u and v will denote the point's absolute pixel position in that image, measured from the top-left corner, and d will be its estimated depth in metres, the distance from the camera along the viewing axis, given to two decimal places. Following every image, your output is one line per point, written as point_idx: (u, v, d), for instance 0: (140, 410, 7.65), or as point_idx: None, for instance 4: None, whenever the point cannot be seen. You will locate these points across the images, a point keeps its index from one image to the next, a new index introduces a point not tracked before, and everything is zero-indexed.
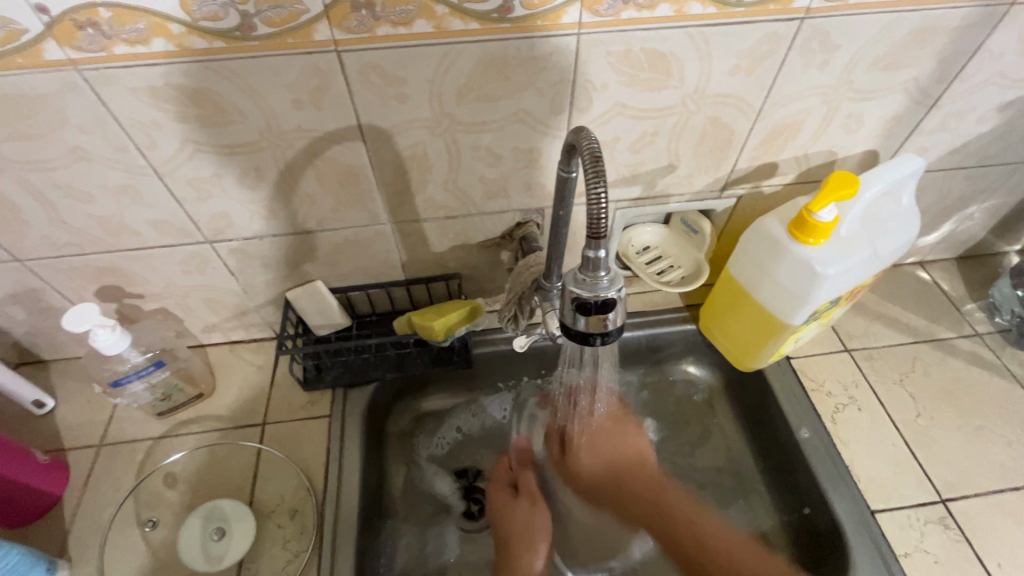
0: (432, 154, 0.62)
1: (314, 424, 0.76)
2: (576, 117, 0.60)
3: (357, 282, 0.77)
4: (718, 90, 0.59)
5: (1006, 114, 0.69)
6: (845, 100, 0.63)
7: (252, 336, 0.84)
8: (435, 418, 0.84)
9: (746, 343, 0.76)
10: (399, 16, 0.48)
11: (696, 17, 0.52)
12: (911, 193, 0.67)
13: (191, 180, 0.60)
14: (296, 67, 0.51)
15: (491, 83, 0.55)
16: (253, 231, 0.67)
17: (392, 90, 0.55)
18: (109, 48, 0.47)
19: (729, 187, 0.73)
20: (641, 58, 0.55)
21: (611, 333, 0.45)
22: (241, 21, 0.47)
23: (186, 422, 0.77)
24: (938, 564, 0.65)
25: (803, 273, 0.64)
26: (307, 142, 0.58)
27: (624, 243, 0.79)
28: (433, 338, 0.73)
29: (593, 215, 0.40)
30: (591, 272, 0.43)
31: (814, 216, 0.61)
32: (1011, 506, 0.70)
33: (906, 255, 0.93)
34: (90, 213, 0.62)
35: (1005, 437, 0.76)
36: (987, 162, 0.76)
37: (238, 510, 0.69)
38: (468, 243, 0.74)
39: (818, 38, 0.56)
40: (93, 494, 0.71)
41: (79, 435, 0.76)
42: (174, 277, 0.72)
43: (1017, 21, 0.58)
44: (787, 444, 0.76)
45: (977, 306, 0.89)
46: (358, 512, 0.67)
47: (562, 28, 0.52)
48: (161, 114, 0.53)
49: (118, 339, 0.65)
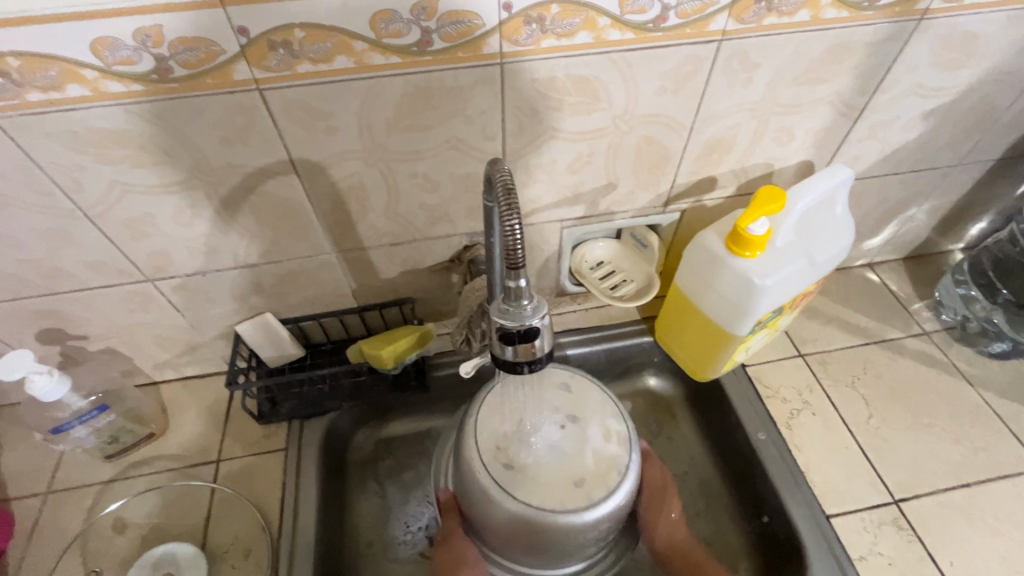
0: (370, 183, 0.62)
1: (268, 458, 0.74)
2: (510, 142, 0.61)
3: (308, 312, 0.77)
4: (647, 110, 0.61)
5: (930, 122, 0.71)
6: (772, 115, 0.64)
7: (205, 371, 0.82)
8: (398, 443, 0.82)
9: (698, 354, 0.77)
10: (318, 53, 0.49)
11: (615, 42, 0.54)
12: (844, 202, 0.69)
13: (124, 221, 0.59)
14: (219, 107, 0.51)
15: (419, 113, 0.56)
16: (194, 268, 0.66)
17: (321, 124, 0.55)
18: (22, 96, 0.47)
19: (672, 202, 0.74)
20: (566, 83, 0.56)
21: (539, 360, 0.45)
22: (157, 64, 0.47)
23: (136, 464, 0.75)
24: (892, 566, 0.66)
25: (744, 285, 0.65)
26: (240, 178, 0.58)
27: (576, 260, 0.79)
28: (383, 366, 0.74)
29: (509, 245, 0.40)
30: (514, 301, 0.43)
31: (747, 230, 0.63)
32: (960, 502, 0.71)
33: (855, 258, 0.95)
34: (20, 258, 0.61)
35: (954, 435, 0.77)
36: (919, 167, 0.78)
37: (188, 554, 0.66)
38: (418, 268, 0.74)
39: (737, 58, 0.57)
40: (38, 545, 0.68)
41: (25, 484, 0.73)
42: (116, 317, 0.70)
43: (926, 35, 0.60)
44: (746, 451, 0.76)
45: (924, 305, 0.91)
46: (313, 547, 0.66)
47: (485, 58, 0.52)
48: (84, 158, 0.53)
49: (56, 385, 0.64)
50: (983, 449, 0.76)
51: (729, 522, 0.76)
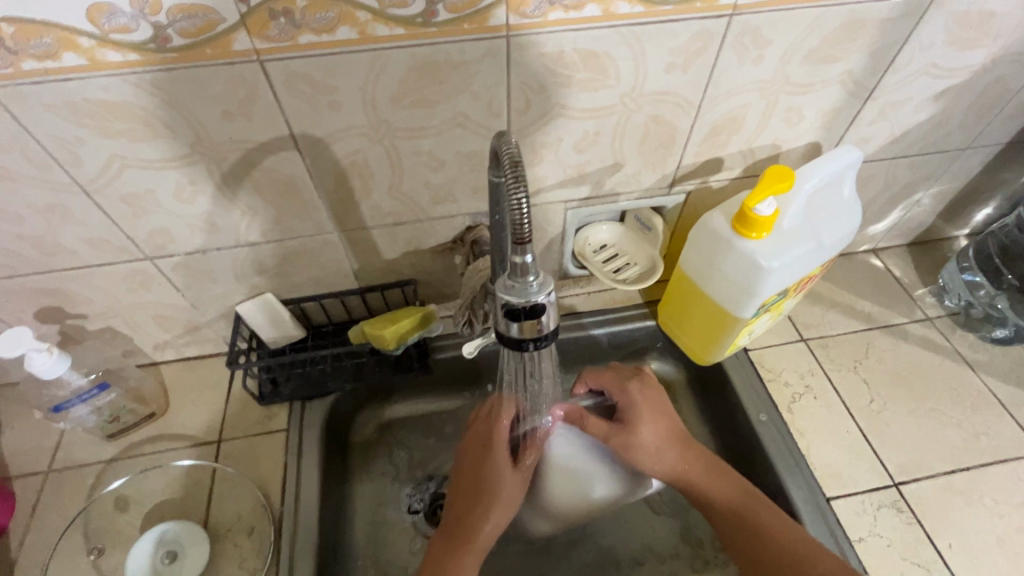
0: (373, 161, 0.61)
1: (270, 439, 0.74)
2: (515, 119, 0.60)
3: (310, 292, 0.76)
4: (655, 87, 0.60)
5: (940, 103, 0.70)
6: (782, 94, 0.63)
7: (206, 352, 0.82)
8: (401, 425, 0.82)
9: (701, 337, 0.76)
10: (321, 23, 0.48)
11: (625, 16, 0.52)
12: (851, 183, 0.68)
13: (123, 196, 0.58)
14: (220, 79, 0.50)
15: (423, 88, 0.55)
16: (195, 246, 0.66)
17: (323, 98, 0.54)
18: (17, 64, 0.46)
19: (678, 182, 0.73)
20: (573, 58, 0.55)
21: (544, 337, 0.44)
22: (155, 32, 0.46)
23: (138, 443, 0.75)
24: (891, 548, 0.67)
25: (750, 267, 0.64)
26: (240, 154, 0.57)
27: (580, 242, 0.78)
28: (386, 346, 0.73)
29: (516, 219, 0.39)
30: (520, 277, 0.42)
31: (753, 211, 0.62)
32: (960, 485, 0.72)
33: (859, 244, 0.95)
34: (19, 233, 0.60)
35: (955, 419, 0.77)
36: (927, 150, 0.77)
37: (191, 533, 0.66)
38: (421, 249, 0.74)
39: (749, 34, 0.56)
40: (41, 522, 0.68)
41: (27, 462, 0.73)
42: (116, 295, 0.70)
43: (941, 12, 0.59)
44: (748, 435, 0.76)
45: (928, 290, 0.91)
46: (316, 527, 0.66)
47: (491, 31, 0.51)
48: (82, 130, 0.52)
49: (57, 362, 0.64)
50: (984, 433, 0.76)
51: None
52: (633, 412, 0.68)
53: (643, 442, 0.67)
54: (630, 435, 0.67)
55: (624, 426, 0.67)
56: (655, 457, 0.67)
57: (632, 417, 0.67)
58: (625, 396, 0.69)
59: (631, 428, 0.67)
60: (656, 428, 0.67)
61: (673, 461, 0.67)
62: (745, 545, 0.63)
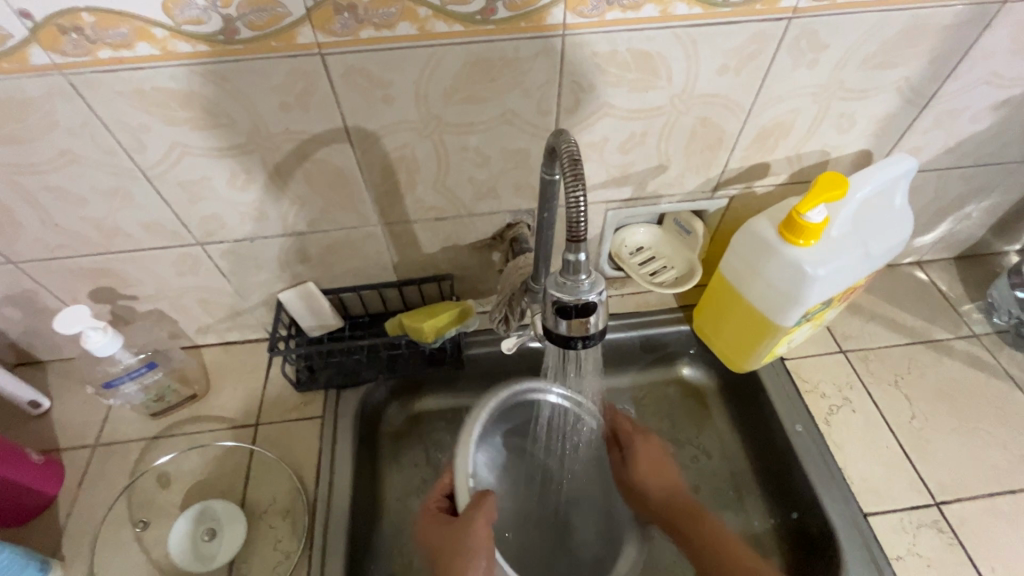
0: (420, 155, 0.62)
1: (306, 424, 0.76)
2: (563, 118, 0.60)
3: (350, 283, 0.77)
4: (706, 89, 0.59)
5: (1000, 113, 0.68)
6: (836, 99, 0.62)
7: (246, 337, 0.84)
8: (430, 417, 0.83)
9: (738, 344, 0.76)
10: (382, 18, 0.49)
11: (682, 17, 0.52)
12: (903, 193, 0.66)
13: (181, 183, 0.60)
14: (281, 72, 0.52)
15: (476, 85, 0.55)
16: (244, 234, 0.67)
17: (378, 92, 0.55)
18: (93, 53, 0.48)
19: (721, 187, 0.72)
20: (627, 59, 0.55)
21: (592, 336, 0.44)
22: (224, 24, 0.47)
23: (180, 423, 0.77)
24: (930, 568, 0.65)
25: (794, 274, 0.63)
26: (294, 145, 0.58)
27: (616, 244, 0.78)
28: (424, 339, 0.74)
29: (571, 217, 0.40)
30: (572, 275, 0.43)
31: (803, 218, 0.61)
32: (1006, 509, 0.69)
33: (903, 255, 0.92)
34: (81, 215, 0.62)
35: (1001, 440, 0.75)
36: (983, 161, 0.75)
37: (230, 511, 0.68)
38: (459, 244, 0.74)
39: (806, 38, 0.55)
40: (88, 493, 0.71)
41: (75, 435, 0.76)
42: (166, 279, 0.72)
43: (1009, 19, 0.57)
44: (783, 445, 0.75)
45: (975, 306, 0.88)
46: (349, 513, 0.67)
47: (547, 30, 0.52)
48: (148, 117, 0.53)
49: (110, 340, 0.66)
50: None
51: (760, 514, 0.76)
52: (643, 470, 0.75)
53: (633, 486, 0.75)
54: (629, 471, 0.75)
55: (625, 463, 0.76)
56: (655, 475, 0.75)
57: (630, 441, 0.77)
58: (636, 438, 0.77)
59: (648, 479, 0.75)
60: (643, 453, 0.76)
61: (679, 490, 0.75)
62: (734, 555, 0.68)
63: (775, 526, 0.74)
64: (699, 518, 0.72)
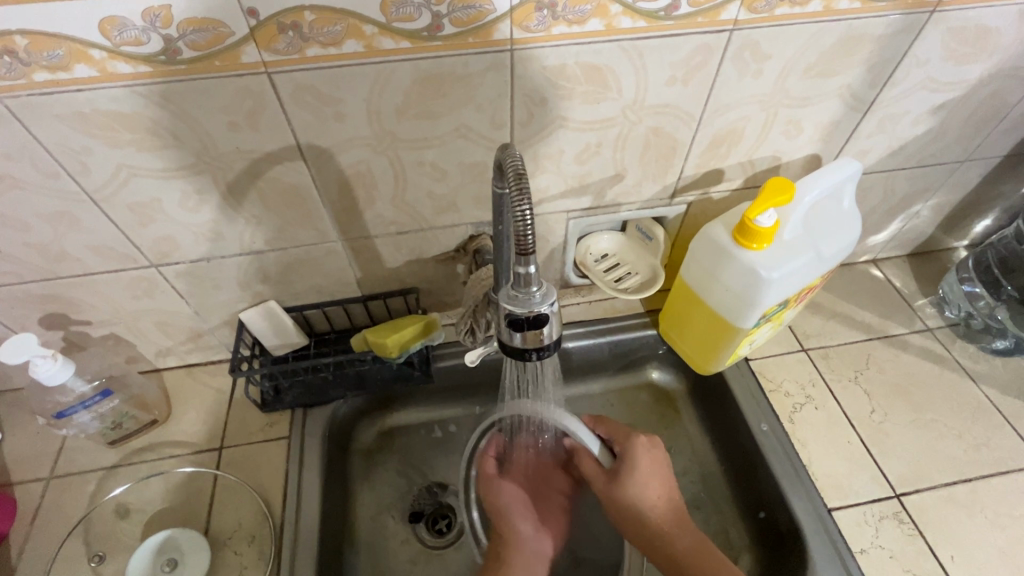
0: (377, 171, 0.61)
1: (272, 446, 0.74)
2: (518, 131, 0.61)
3: (313, 300, 0.77)
4: (656, 100, 0.60)
5: (938, 116, 0.71)
6: (782, 107, 0.64)
7: (209, 359, 0.82)
8: (400, 434, 0.83)
9: (702, 347, 0.77)
10: (327, 36, 0.49)
11: (626, 30, 0.53)
12: (852, 195, 0.69)
13: (131, 206, 0.59)
14: (228, 91, 0.51)
15: (429, 100, 0.56)
16: (200, 254, 0.66)
17: (330, 110, 0.54)
18: (29, 76, 0.47)
19: (679, 194, 0.74)
20: (576, 72, 0.56)
21: (547, 347, 0.45)
22: (165, 45, 0.47)
23: (139, 450, 0.75)
24: (893, 560, 0.66)
25: (749, 279, 0.65)
26: (247, 164, 0.58)
27: (581, 252, 0.79)
28: (388, 355, 0.73)
29: (520, 231, 0.40)
30: (523, 288, 0.43)
31: (755, 222, 0.62)
32: (962, 497, 0.72)
33: (859, 254, 0.95)
34: (27, 241, 0.60)
35: (956, 431, 0.77)
36: (926, 162, 0.78)
37: (193, 541, 0.66)
38: (423, 257, 0.74)
39: (749, 49, 0.57)
40: (42, 528, 0.68)
41: (29, 468, 0.73)
42: (121, 303, 0.70)
43: (938, 28, 0.60)
44: (749, 444, 0.76)
45: (928, 301, 0.91)
46: (318, 533, 0.66)
47: (495, 45, 0.52)
48: (91, 140, 0.52)
49: (61, 370, 0.64)
50: (985, 445, 0.76)
51: (730, 514, 0.77)
52: (632, 492, 0.66)
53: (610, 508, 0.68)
54: (616, 497, 0.67)
55: (613, 485, 0.67)
56: (652, 491, 0.67)
57: (628, 459, 0.68)
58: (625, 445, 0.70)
59: (638, 509, 0.66)
60: (648, 470, 0.67)
61: (671, 498, 0.68)
62: (709, 563, 0.63)
63: (746, 526, 0.75)
64: (678, 534, 0.66)
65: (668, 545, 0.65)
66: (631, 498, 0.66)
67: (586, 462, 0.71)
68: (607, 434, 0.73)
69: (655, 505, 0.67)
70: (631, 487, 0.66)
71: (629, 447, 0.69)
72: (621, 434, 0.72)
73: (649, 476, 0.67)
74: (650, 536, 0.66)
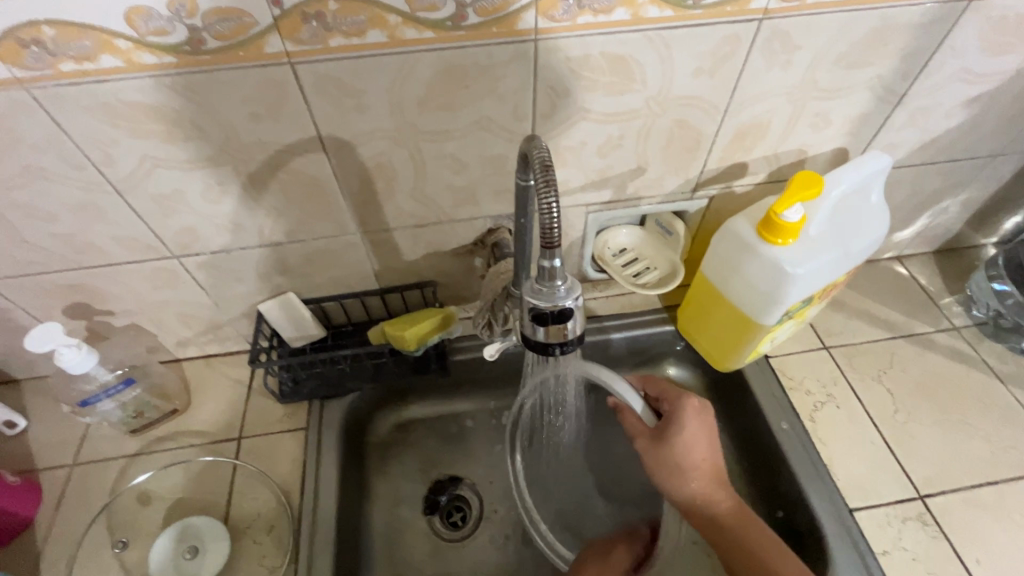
0: (397, 163, 0.61)
1: (290, 437, 0.75)
2: (540, 123, 0.60)
3: (331, 293, 0.77)
4: (681, 91, 0.59)
5: (972, 109, 0.69)
6: (810, 98, 0.63)
7: (227, 350, 0.83)
8: (416, 426, 0.83)
9: (722, 343, 0.76)
10: (351, 26, 0.48)
11: (654, 20, 0.52)
12: (880, 189, 0.67)
13: (154, 197, 0.59)
14: (252, 82, 0.51)
15: (451, 91, 0.55)
16: (220, 245, 0.66)
17: (352, 100, 0.54)
18: (55, 66, 0.47)
19: (701, 187, 0.72)
20: (601, 62, 0.55)
21: (570, 342, 0.44)
22: (189, 35, 0.46)
23: (160, 439, 0.76)
24: (916, 562, 0.65)
25: (774, 273, 0.64)
26: (268, 155, 0.58)
27: (599, 246, 0.78)
28: (406, 348, 0.73)
29: (546, 223, 0.39)
30: (548, 281, 0.43)
31: (780, 217, 0.61)
32: (989, 500, 0.70)
33: (884, 250, 0.93)
34: (52, 231, 0.61)
35: (983, 432, 0.76)
36: (957, 156, 0.76)
37: (212, 528, 0.67)
38: (441, 251, 0.74)
39: (778, 39, 0.56)
40: (67, 513, 0.70)
41: (53, 455, 0.75)
42: (142, 293, 0.71)
43: (976, 17, 0.58)
44: (769, 441, 0.75)
45: (955, 300, 0.89)
46: (335, 524, 0.66)
47: (520, 35, 0.51)
48: (116, 131, 0.53)
49: (85, 358, 0.65)
50: (1013, 447, 0.74)
51: None
52: (680, 455, 0.65)
53: (653, 468, 0.67)
54: (661, 457, 0.66)
55: (659, 446, 0.66)
56: (700, 452, 0.65)
57: (677, 420, 0.65)
58: (674, 404, 0.67)
59: (682, 470, 0.65)
60: (697, 431, 0.65)
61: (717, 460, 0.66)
62: (754, 530, 0.62)
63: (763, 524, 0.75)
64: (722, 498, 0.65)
65: (710, 508, 0.64)
66: (678, 459, 0.65)
67: (631, 420, 0.69)
68: (656, 392, 0.70)
69: (701, 467, 0.65)
70: (679, 448, 0.65)
71: (678, 408, 0.66)
72: (671, 393, 0.68)
73: (697, 437, 0.65)
74: (693, 496, 0.65)
